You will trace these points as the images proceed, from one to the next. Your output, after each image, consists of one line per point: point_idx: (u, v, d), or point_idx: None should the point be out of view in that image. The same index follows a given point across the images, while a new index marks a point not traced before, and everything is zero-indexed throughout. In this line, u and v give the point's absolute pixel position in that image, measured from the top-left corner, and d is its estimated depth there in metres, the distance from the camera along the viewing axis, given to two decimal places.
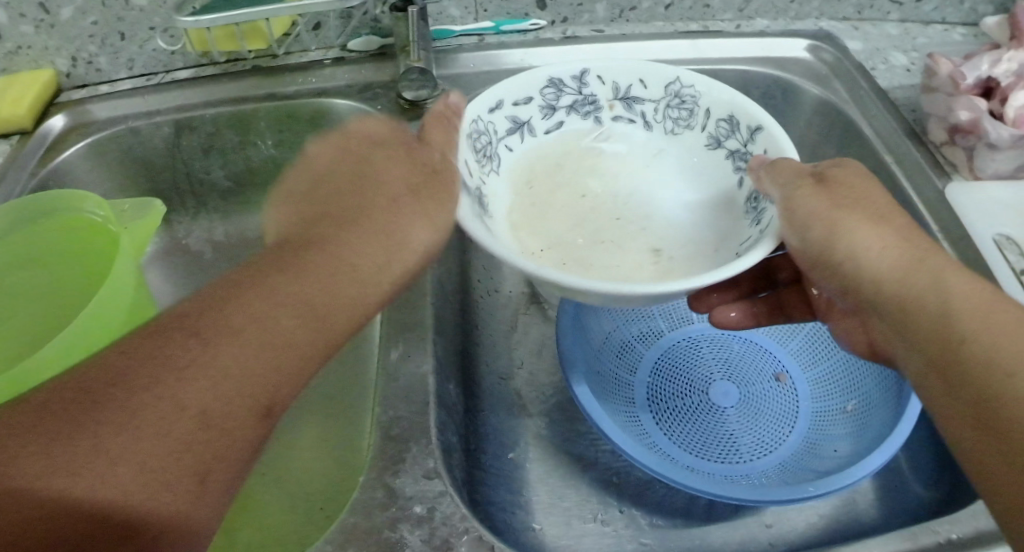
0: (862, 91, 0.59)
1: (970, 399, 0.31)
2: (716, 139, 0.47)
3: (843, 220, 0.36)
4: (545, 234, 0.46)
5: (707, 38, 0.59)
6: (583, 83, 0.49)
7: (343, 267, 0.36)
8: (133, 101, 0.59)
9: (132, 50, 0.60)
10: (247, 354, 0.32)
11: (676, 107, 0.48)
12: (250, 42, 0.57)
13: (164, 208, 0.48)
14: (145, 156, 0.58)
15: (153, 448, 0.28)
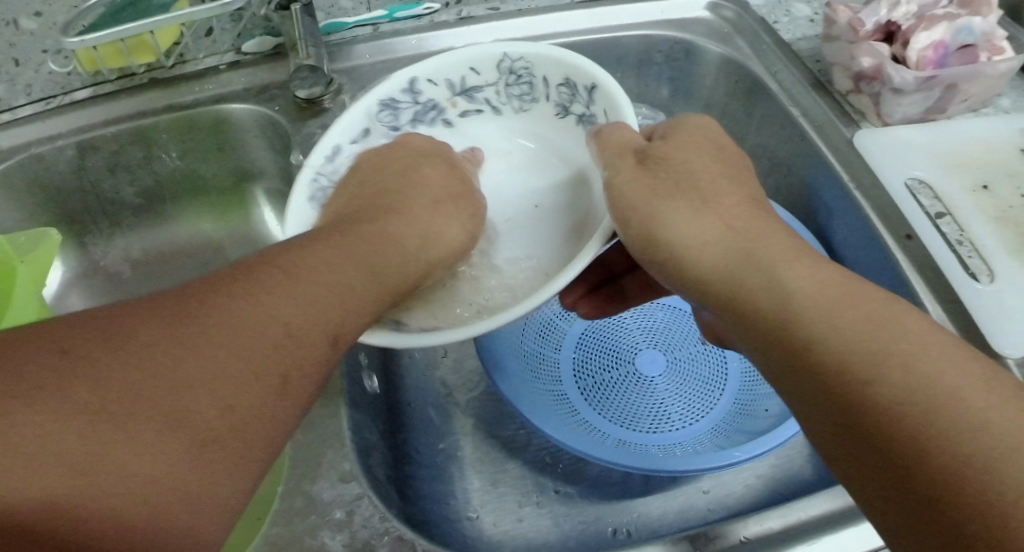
0: (765, 46, 0.58)
1: (830, 386, 0.29)
2: (562, 106, 0.48)
3: (664, 209, 0.35)
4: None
5: (604, 6, 0.59)
6: (416, 92, 0.49)
7: (334, 276, 0.34)
8: (29, 129, 0.58)
9: (28, 75, 0.59)
10: (226, 351, 0.29)
11: (516, 83, 0.49)
12: (138, 57, 0.56)
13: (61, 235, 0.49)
14: (52, 181, 0.57)
15: (153, 457, 0.26)
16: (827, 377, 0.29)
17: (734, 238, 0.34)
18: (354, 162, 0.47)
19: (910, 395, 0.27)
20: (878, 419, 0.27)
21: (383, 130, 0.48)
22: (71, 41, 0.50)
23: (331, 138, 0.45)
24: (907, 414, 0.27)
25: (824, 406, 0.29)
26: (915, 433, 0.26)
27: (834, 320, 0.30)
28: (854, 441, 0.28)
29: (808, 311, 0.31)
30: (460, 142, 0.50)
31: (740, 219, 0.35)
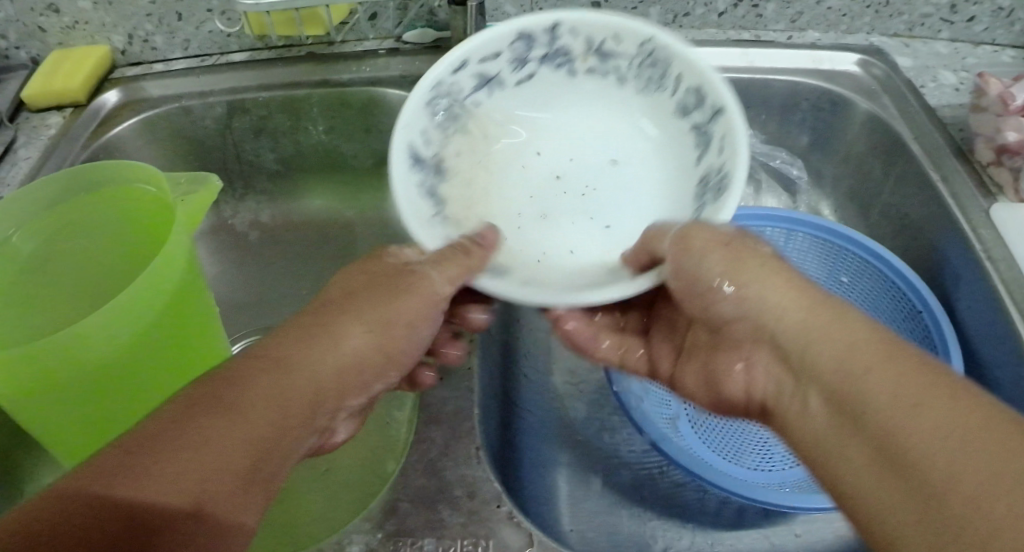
0: (911, 108, 0.58)
1: (875, 437, 0.28)
2: (684, 106, 0.45)
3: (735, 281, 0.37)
4: (504, 182, 0.48)
5: (759, 47, 0.60)
6: (555, 35, 0.46)
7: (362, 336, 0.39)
8: (187, 80, 0.60)
9: (188, 31, 0.61)
10: (262, 390, 0.34)
11: (648, 67, 0.46)
12: (307, 28, 0.56)
13: (222, 183, 0.47)
14: (196, 136, 0.60)
15: (199, 464, 0.30)
16: (826, 368, 0.31)
17: (793, 302, 0.35)
18: (475, 80, 0.47)
19: (916, 398, 0.28)
20: (866, 397, 0.29)
21: (509, 63, 0.47)
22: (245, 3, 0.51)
23: (460, 53, 0.45)
24: (936, 423, 0.26)
25: (865, 453, 0.28)
26: (899, 395, 0.28)
27: (869, 361, 0.30)
28: (845, 423, 0.30)
29: (861, 365, 0.30)
30: (575, 92, 0.49)
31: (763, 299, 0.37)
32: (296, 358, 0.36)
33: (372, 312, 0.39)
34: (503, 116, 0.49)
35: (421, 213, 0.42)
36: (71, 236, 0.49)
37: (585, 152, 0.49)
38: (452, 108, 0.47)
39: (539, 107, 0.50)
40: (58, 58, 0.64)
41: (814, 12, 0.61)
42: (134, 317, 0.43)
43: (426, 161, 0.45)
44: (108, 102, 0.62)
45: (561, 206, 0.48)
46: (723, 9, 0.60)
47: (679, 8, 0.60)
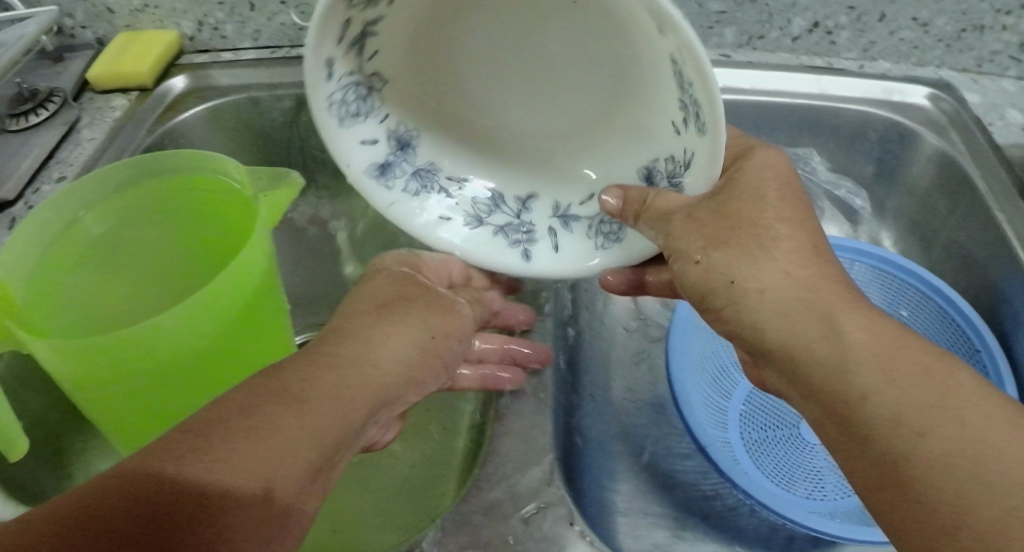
0: (978, 145, 0.57)
1: (883, 458, 0.31)
2: None
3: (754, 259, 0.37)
4: (472, 96, 0.49)
5: (831, 75, 0.60)
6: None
7: (406, 345, 0.41)
8: (256, 71, 0.60)
9: (260, 21, 0.60)
10: (320, 386, 0.35)
11: None
12: None
13: (305, 183, 0.46)
14: (264, 128, 0.60)
15: (267, 448, 0.31)
16: (818, 383, 0.34)
17: (800, 289, 0.36)
18: (353, 49, 0.43)
19: (922, 424, 0.30)
20: (865, 412, 0.32)
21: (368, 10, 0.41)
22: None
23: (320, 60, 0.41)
24: (950, 450, 0.29)
25: (873, 470, 0.31)
26: (898, 416, 0.31)
27: (866, 375, 0.32)
28: (848, 438, 0.33)
29: (858, 387, 0.32)
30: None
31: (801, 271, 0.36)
32: (345, 354, 0.38)
33: (423, 319, 0.43)
34: (421, 31, 0.45)
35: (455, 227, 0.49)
36: (143, 225, 0.50)
37: (528, 39, 0.45)
38: (366, 85, 0.46)
39: (459, 22, 0.45)
40: (126, 40, 0.64)
41: (886, 43, 0.61)
42: (208, 317, 0.43)
43: (393, 150, 0.48)
44: (174, 88, 0.62)
45: (521, 93, 0.48)
46: (797, 34, 0.60)
47: (754, 31, 0.60)
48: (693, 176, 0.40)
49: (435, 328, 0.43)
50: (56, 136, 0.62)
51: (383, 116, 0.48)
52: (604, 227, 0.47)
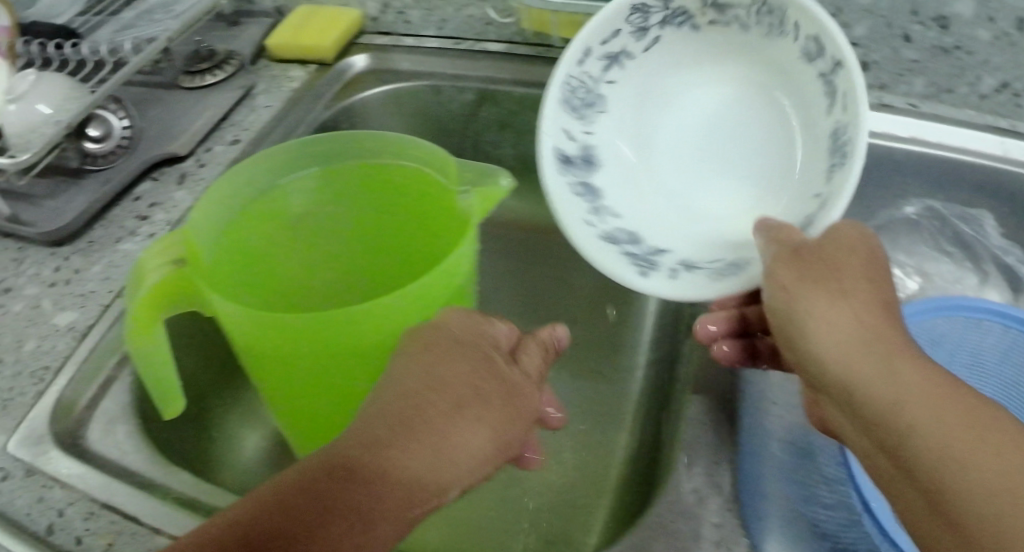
0: None
1: (925, 487, 0.29)
2: (807, 53, 0.43)
3: (805, 295, 0.34)
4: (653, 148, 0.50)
5: (1017, 139, 0.58)
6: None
7: (478, 446, 0.34)
8: (439, 60, 0.60)
9: (447, 12, 0.60)
10: (371, 493, 0.30)
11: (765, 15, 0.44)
12: None
13: (513, 187, 0.44)
14: (441, 118, 0.61)
15: None
16: (875, 413, 0.31)
17: (866, 328, 0.33)
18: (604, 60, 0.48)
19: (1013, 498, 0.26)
20: (913, 446, 0.29)
21: (631, 33, 0.47)
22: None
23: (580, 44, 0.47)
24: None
25: (917, 508, 0.29)
26: (943, 447, 0.28)
27: (942, 414, 0.29)
28: (896, 468, 0.30)
29: (904, 420, 0.30)
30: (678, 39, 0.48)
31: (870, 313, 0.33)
32: (417, 443, 0.32)
33: (502, 428, 0.35)
34: (644, 81, 0.49)
35: (604, 252, 0.44)
36: (354, 203, 0.50)
37: (715, 107, 0.48)
38: (585, 99, 0.49)
39: (681, 76, 0.49)
40: (310, 13, 0.65)
41: None
42: (394, 318, 0.41)
43: (575, 159, 0.48)
44: (354, 66, 0.62)
45: (702, 157, 0.48)
46: (986, 93, 0.59)
47: (944, 83, 0.59)
48: (821, 219, 0.40)
49: (508, 436, 0.35)
50: (232, 98, 0.63)
51: (583, 139, 0.49)
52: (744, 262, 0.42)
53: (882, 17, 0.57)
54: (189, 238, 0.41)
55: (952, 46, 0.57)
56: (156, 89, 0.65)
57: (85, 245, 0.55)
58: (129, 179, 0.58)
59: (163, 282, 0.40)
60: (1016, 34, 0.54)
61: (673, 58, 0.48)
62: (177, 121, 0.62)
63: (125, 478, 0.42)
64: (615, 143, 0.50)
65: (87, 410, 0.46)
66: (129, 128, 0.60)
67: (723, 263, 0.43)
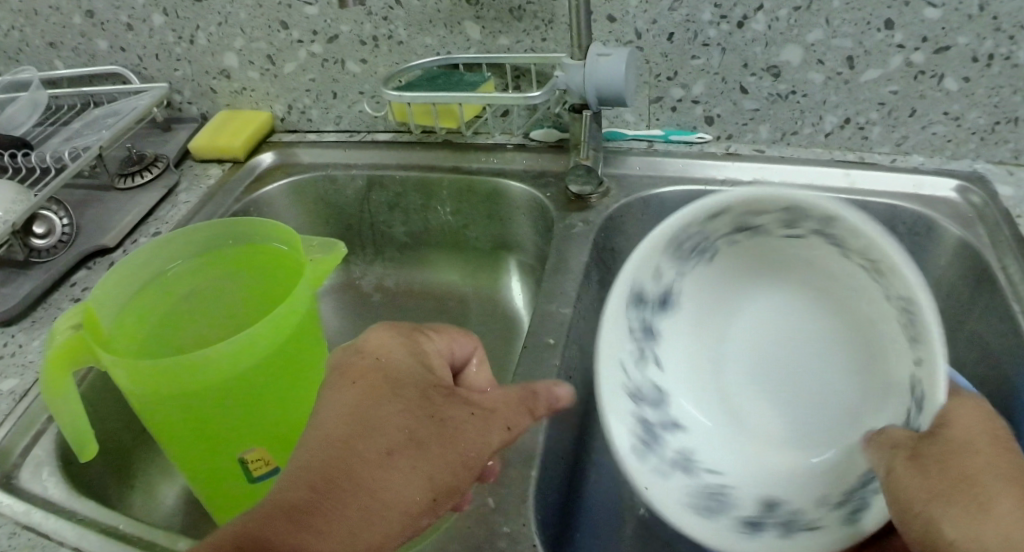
0: (1003, 238, 0.60)
1: None
2: (915, 404, 0.44)
3: (940, 508, 0.35)
4: (678, 414, 0.51)
5: (860, 169, 0.65)
6: (659, 439, 0.49)
7: (401, 484, 0.37)
8: (334, 152, 0.69)
9: (340, 108, 0.71)
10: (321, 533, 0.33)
11: (714, 501, 0.46)
12: (443, 121, 0.63)
13: (346, 251, 0.55)
14: (337, 200, 0.69)
15: None
16: None
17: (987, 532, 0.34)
18: (649, 400, 0.50)
19: None
20: None
21: (638, 333, 0.51)
22: (391, 93, 0.59)
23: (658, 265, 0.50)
24: None
25: None
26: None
27: (995, 524, 0.34)
28: None
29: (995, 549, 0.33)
30: (781, 345, 0.52)
31: (979, 526, 0.34)
32: (346, 500, 0.35)
33: (442, 466, 0.38)
34: (709, 313, 0.54)
35: (619, 408, 0.48)
36: (208, 274, 0.58)
37: (782, 332, 0.53)
38: (646, 338, 0.52)
39: (686, 355, 0.54)
40: (226, 116, 0.75)
41: (918, 138, 0.65)
42: (243, 354, 0.50)
43: (641, 349, 0.51)
44: (263, 162, 0.71)
45: (781, 339, 0.53)
46: (829, 131, 0.65)
47: (787, 128, 0.65)
48: (805, 533, 0.44)
49: (442, 482, 0.38)
50: (156, 197, 0.71)
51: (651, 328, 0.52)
52: (725, 502, 0.47)
53: (716, 74, 0.62)
54: (89, 308, 0.50)
55: (789, 91, 0.63)
56: (95, 191, 0.73)
57: (29, 324, 0.62)
58: (65, 269, 0.65)
59: (64, 342, 0.48)
60: (846, 72, 0.61)
61: (770, 258, 0.52)
62: (108, 218, 0.69)
63: (47, 505, 0.49)
64: (682, 348, 0.54)
65: (21, 456, 0.53)
66: (69, 225, 0.67)
67: (704, 486, 0.47)
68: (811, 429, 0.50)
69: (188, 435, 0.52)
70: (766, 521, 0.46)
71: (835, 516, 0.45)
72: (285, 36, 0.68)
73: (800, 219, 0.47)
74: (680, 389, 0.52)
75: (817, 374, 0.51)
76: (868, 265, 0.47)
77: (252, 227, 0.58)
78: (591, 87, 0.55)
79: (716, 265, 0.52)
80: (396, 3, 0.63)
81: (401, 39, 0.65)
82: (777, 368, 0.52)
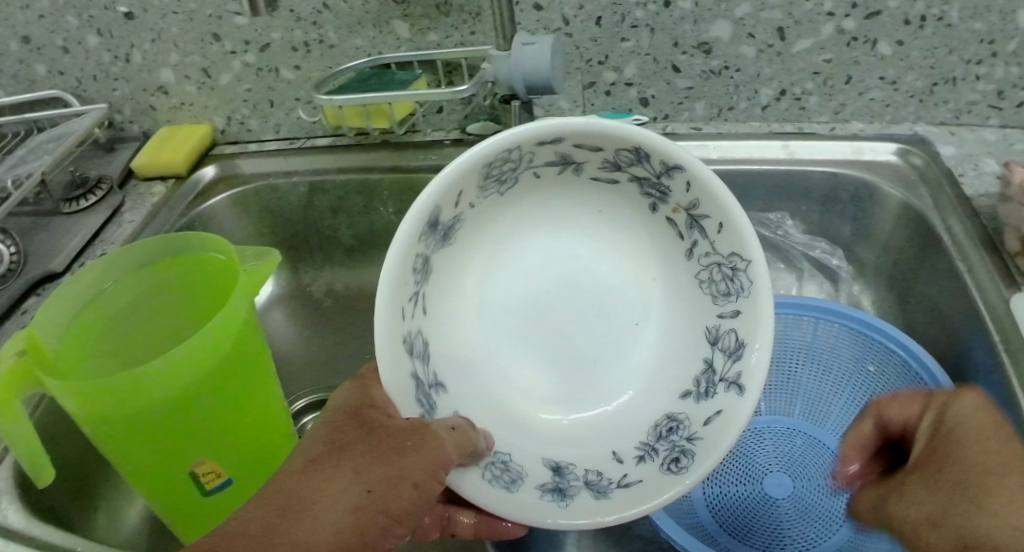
0: (946, 198, 0.60)
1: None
2: (726, 352, 0.47)
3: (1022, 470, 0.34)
4: (439, 361, 0.48)
5: (800, 140, 0.65)
6: (433, 390, 0.47)
7: (372, 496, 0.38)
8: (276, 160, 0.69)
9: (279, 116, 0.71)
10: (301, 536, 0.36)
11: (502, 471, 0.45)
12: (376, 122, 0.62)
13: (282, 258, 0.56)
14: (282, 209, 0.68)
15: None
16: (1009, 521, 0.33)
17: None
18: (421, 350, 0.47)
19: None
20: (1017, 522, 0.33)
21: (418, 274, 0.46)
22: (321, 98, 0.58)
23: (458, 184, 0.45)
24: None
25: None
26: None
27: None
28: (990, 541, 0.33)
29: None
30: (577, 302, 0.52)
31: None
32: (318, 515, 0.37)
33: (400, 480, 0.39)
34: (487, 249, 0.51)
35: (396, 358, 0.44)
36: (137, 293, 0.58)
37: (567, 280, 0.53)
38: (422, 284, 0.47)
39: (460, 296, 0.51)
40: (168, 132, 0.75)
41: (856, 105, 0.65)
42: (191, 368, 0.50)
43: (417, 293, 0.46)
44: (206, 175, 0.72)
45: (568, 285, 0.52)
46: (766, 104, 0.65)
47: (723, 103, 0.65)
48: (591, 496, 0.45)
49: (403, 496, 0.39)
50: (102, 218, 0.71)
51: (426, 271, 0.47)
52: (515, 470, 0.46)
53: (647, 55, 0.62)
54: (31, 333, 0.49)
55: (721, 67, 0.63)
56: (41, 217, 0.73)
57: None
58: (14, 296, 0.64)
59: (7, 370, 0.47)
60: (777, 44, 0.61)
61: (547, 195, 0.50)
62: (55, 244, 0.69)
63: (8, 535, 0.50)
64: (457, 291, 0.51)
65: None
66: (16, 253, 0.67)
67: (495, 456, 0.46)
68: (613, 390, 0.51)
69: (144, 457, 0.52)
70: (571, 487, 0.46)
71: (641, 471, 0.46)
72: (217, 48, 0.67)
73: (636, 160, 0.46)
74: (446, 335, 0.50)
75: (602, 328, 0.52)
76: (679, 215, 0.48)
77: (192, 240, 0.58)
78: (516, 76, 0.55)
79: (502, 198, 0.50)
80: (323, 7, 0.62)
81: (332, 42, 0.65)
82: (569, 315, 0.52)
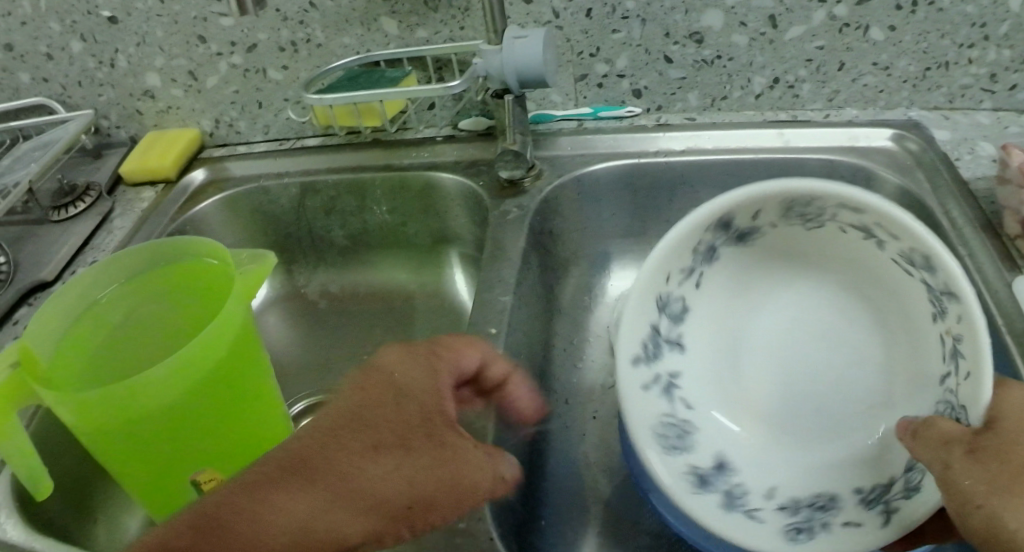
0: (942, 181, 0.59)
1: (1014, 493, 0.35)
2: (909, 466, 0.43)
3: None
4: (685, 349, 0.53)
5: (793, 127, 0.64)
6: (661, 379, 0.51)
7: (397, 481, 0.36)
8: (266, 161, 0.68)
9: (267, 117, 0.70)
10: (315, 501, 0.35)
11: (674, 435, 0.49)
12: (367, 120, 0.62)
13: (275, 260, 0.56)
14: (273, 211, 0.68)
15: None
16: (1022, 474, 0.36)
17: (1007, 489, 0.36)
18: (671, 332, 0.52)
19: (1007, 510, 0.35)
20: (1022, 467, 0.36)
21: (684, 272, 0.52)
22: (311, 97, 0.57)
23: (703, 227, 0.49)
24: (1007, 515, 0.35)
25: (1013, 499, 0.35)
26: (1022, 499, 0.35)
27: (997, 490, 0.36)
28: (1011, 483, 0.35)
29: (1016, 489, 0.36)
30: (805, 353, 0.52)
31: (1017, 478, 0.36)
32: (333, 481, 0.36)
33: (424, 480, 0.37)
34: (755, 285, 0.54)
35: (637, 325, 0.50)
36: (139, 296, 0.57)
37: (820, 327, 0.52)
38: (693, 270, 0.52)
39: (731, 304, 0.54)
40: (155, 136, 0.74)
41: (850, 91, 0.64)
42: (184, 374, 0.49)
43: (675, 283, 0.52)
44: (195, 179, 0.70)
45: (824, 339, 0.52)
46: (759, 92, 0.65)
47: (715, 93, 0.65)
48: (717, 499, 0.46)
49: (424, 498, 0.37)
50: (91, 226, 0.70)
51: (700, 274, 0.53)
52: (687, 445, 0.49)
53: (639, 46, 0.62)
54: (24, 346, 0.48)
55: (713, 56, 0.62)
56: (28, 226, 0.71)
57: None
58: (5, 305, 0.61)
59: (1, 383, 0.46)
60: (770, 32, 0.60)
61: (858, 270, 0.50)
62: (43, 252, 0.67)
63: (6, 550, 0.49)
64: (731, 303, 0.54)
65: None
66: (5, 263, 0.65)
67: (676, 422, 0.50)
68: (795, 431, 0.51)
69: (140, 466, 0.51)
70: (715, 480, 0.47)
71: (772, 516, 0.45)
72: (203, 49, 0.66)
73: (926, 269, 0.44)
74: (696, 329, 0.54)
75: (840, 393, 0.50)
76: (951, 341, 0.43)
77: (184, 245, 0.57)
78: (507, 71, 0.54)
79: (807, 236, 0.51)
80: (310, 6, 0.62)
81: (320, 41, 0.64)
82: (816, 363, 0.52)
